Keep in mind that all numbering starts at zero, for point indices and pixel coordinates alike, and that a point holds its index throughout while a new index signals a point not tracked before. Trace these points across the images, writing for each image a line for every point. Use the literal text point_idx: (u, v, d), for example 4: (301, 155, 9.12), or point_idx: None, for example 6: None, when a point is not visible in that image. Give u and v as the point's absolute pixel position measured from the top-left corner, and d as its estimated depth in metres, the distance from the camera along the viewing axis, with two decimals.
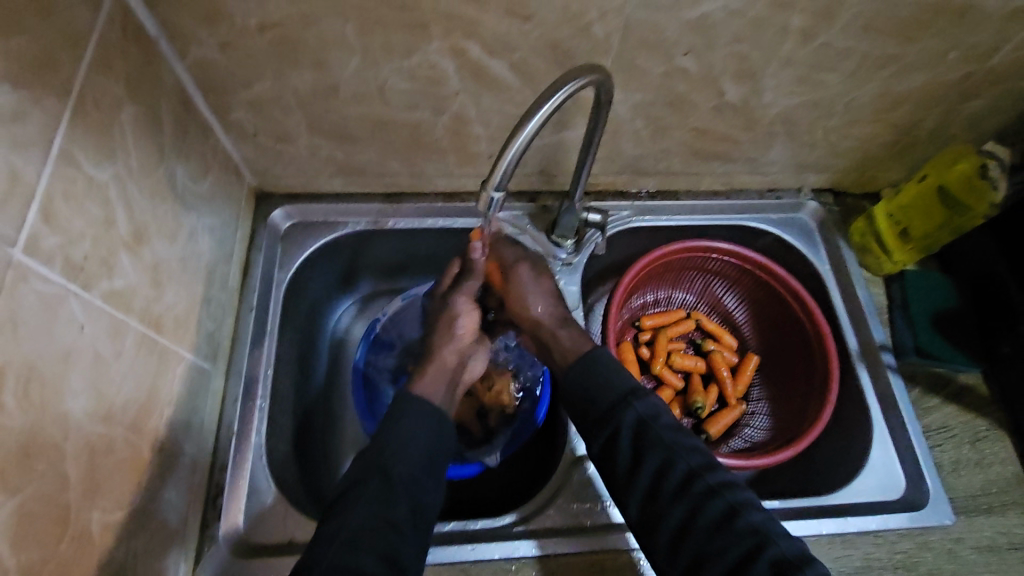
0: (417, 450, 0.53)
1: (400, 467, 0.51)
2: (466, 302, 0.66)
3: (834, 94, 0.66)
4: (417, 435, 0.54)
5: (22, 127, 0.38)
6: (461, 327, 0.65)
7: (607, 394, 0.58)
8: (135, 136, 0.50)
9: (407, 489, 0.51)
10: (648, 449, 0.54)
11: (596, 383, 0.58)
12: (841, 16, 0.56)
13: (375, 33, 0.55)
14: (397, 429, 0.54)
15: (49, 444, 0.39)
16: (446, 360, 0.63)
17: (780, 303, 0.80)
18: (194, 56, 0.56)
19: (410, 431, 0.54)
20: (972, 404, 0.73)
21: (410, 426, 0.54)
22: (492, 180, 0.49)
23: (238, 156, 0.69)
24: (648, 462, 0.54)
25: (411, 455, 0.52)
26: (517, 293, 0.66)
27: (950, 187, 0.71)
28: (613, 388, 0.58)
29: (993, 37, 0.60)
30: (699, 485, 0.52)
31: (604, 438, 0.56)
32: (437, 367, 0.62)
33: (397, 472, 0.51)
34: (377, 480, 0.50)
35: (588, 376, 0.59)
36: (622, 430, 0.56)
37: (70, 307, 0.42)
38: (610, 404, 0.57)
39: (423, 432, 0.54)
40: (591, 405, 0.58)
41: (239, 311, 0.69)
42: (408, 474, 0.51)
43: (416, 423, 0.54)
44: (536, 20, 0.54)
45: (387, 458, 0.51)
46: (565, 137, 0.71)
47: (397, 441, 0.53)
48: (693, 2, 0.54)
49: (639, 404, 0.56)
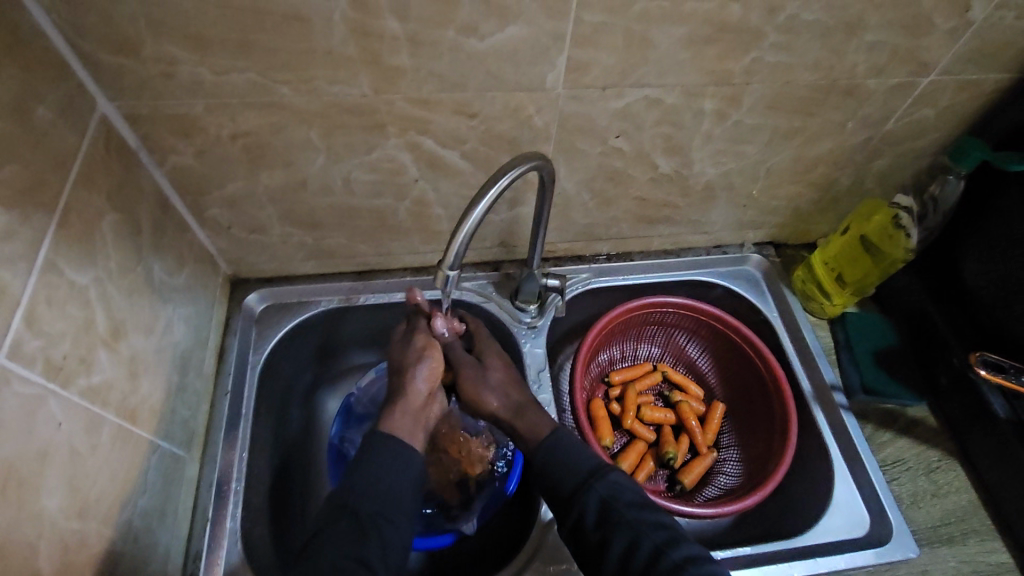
0: (386, 488, 0.57)
1: (368, 505, 0.55)
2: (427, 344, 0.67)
3: (755, 162, 0.74)
4: (384, 475, 0.57)
5: (11, 244, 0.42)
6: (426, 370, 0.66)
7: (571, 474, 0.60)
8: (115, 239, 0.54)
9: (374, 528, 0.54)
10: (613, 528, 0.56)
11: (560, 467, 0.61)
12: (747, 99, 0.64)
13: (338, 135, 0.61)
14: (365, 470, 0.57)
15: (24, 541, 0.40)
16: (415, 398, 0.65)
17: (737, 350, 0.84)
18: (172, 163, 0.61)
19: (377, 470, 0.57)
20: (923, 436, 0.77)
21: (377, 466, 0.58)
22: (446, 261, 0.53)
23: (213, 248, 0.73)
24: (615, 541, 0.55)
25: (379, 494, 0.56)
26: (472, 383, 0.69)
27: (871, 236, 0.79)
28: (578, 468, 0.60)
29: (882, 108, 0.69)
30: (666, 562, 0.53)
31: (572, 520, 0.58)
32: (404, 405, 0.64)
33: (365, 511, 0.55)
34: (347, 520, 0.54)
35: (555, 461, 0.61)
36: (587, 511, 0.57)
37: (49, 407, 0.44)
38: (574, 485, 0.59)
39: (391, 471, 0.58)
40: (557, 485, 0.60)
41: (214, 397, 0.71)
42: (376, 513, 0.55)
43: (385, 462, 0.58)
44: (481, 116, 0.61)
45: (355, 497, 0.55)
46: (520, 212, 0.77)
47: (365, 482, 0.56)
48: (617, 94, 0.61)
49: (600, 484, 0.59)
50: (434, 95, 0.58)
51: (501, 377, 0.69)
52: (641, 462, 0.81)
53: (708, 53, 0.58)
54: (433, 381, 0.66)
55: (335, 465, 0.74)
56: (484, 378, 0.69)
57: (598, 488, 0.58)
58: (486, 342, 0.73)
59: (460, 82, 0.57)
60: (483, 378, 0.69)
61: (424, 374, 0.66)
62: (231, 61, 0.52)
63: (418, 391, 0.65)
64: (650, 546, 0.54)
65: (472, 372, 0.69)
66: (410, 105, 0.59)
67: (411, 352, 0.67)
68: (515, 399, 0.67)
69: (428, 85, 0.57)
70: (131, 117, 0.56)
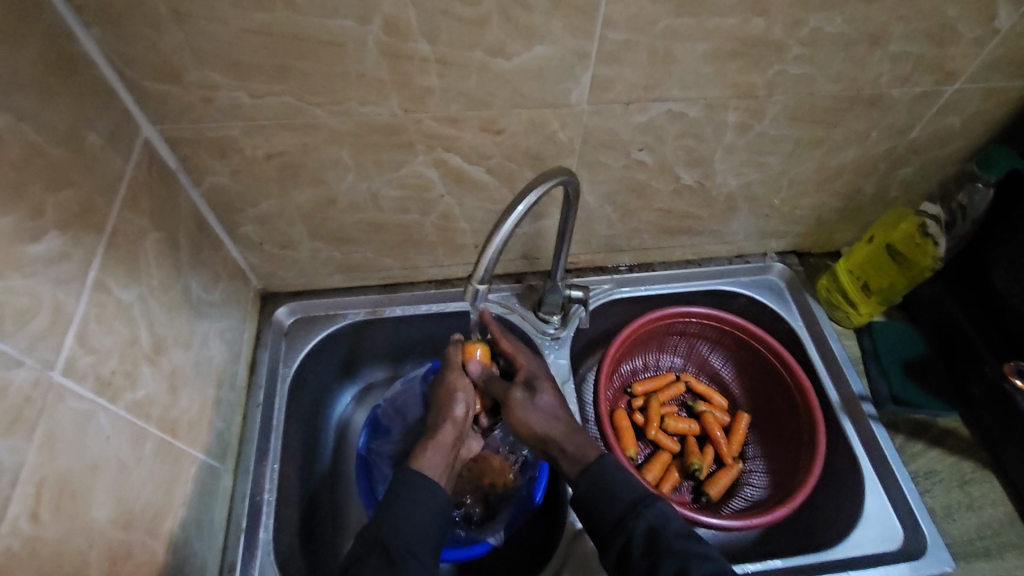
0: (416, 523, 0.55)
1: (398, 540, 0.53)
2: (464, 377, 0.67)
3: (778, 172, 0.74)
4: (414, 508, 0.55)
5: (65, 264, 0.44)
6: (461, 408, 0.64)
7: (616, 502, 0.58)
8: (156, 258, 0.56)
9: (403, 563, 0.52)
10: (661, 556, 0.53)
11: (602, 493, 0.59)
12: (769, 111, 0.65)
13: (367, 154, 0.63)
14: (398, 502, 0.55)
15: (76, 551, 0.42)
16: (445, 436, 0.63)
17: (762, 361, 0.84)
18: (208, 183, 0.64)
19: (409, 503, 0.55)
20: (955, 447, 0.76)
21: (409, 497, 0.56)
22: (477, 275, 0.54)
23: (245, 263, 0.75)
24: (664, 569, 0.52)
25: (409, 531, 0.54)
26: (520, 410, 0.64)
27: (898, 246, 0.79)
28: (624, 494, 0.58)
29: (906, 117, 0.68)
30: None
31: (617, 551, 0.56)
32: (437, 444, 0.62)
33: (396, 546, 0.53)
34: (379, 557, 0.52)
35: (599, 490, 0.59)
36: (634, 539, 0.55)
37: (99, 421, 0.46)
38: (617, 516, 0.57)
39: (420, 501, 0.56)
40: (602, 514, 0.58)
41: (246, 409, 0.73)
42: (406, 549, 0.53)
43: (418, 496, 0.56)
44: (506, 132, 0.62)
45: (384, 533, 0.53)
46: (543, 226, 0.78)
47: (396, 515, 0.55)
48: (641, 108, 0.62)
49: (648, 512, 0.56)
50: (462, 113, 0.60)
51: (552, 401, 0.65)
52: (666, 473, 0.80)
53: (731, 66, 0.59)
54: (467, 418, 0.65)
55: (363, 477, 0.74)
56: (535, 400, 0.65)
57: (644, 515, 0.56)
58: (533, 362, 0.69)
59: (487, 100, 0.59)
60: (534, 401, 0.65)
61: (458, 413, 0.64)
62: (269, 85, 0.54)
63: (452, 429, 0.63)
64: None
65: (521, 395, 0.65)
66: (437, 123, 0.60)
67: (447, 390, 0.66)
68: (567, 420, 0.64)
69: (456, 104, 0.59)
70: (172, 140, 0.58)
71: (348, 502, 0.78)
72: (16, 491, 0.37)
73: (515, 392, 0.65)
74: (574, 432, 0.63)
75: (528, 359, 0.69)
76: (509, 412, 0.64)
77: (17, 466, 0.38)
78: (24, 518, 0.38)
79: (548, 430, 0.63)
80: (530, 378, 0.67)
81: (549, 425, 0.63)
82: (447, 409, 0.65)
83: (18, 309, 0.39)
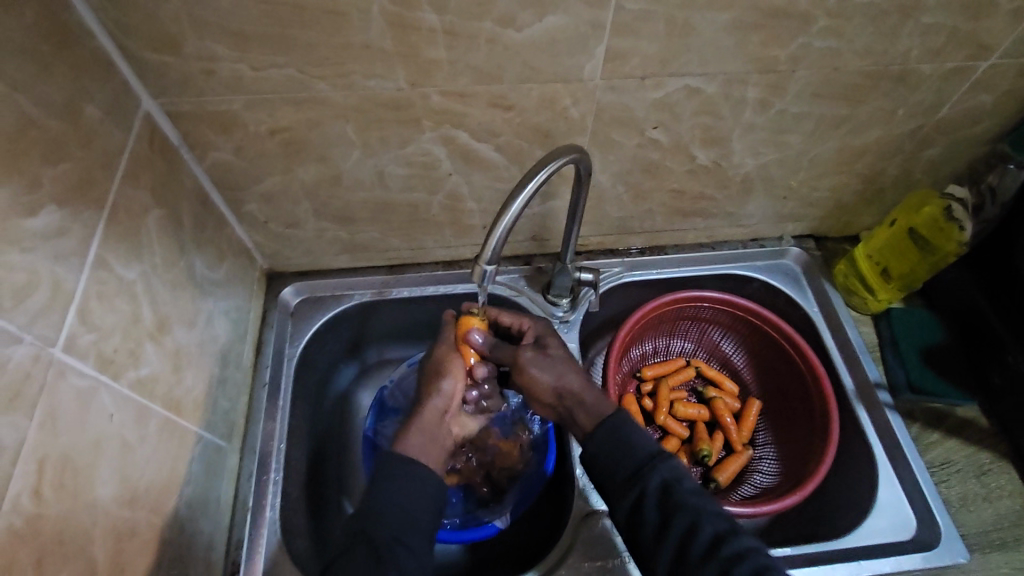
0: (401, 513, 0.54)
1: (384, 531, 0.52)
2: (452, 354, 0.65)
3: (798, 152, 0.71)
4: (400, 497, 0.54)
5: (64, 240, 0.43)
6: (449, 386, 0.63)
7: (627, 458, 0.57)
8: (159, 235, 0.56)
9: (389, 555, 0.51)
10: (673, 517, 0.53)
11: (616, 447, 0.57)
12: (791, 87, 0.62)
13: (373, 130, 0.61)
14: (383, 490, 0.55)
15: (79, 529, 0.42)
16: (431, 414, 0.62)
17: (774, 347, 0.82)
18: (212, 159, 0.62)
19: (395, 493, 0.54)
20: (974, 437, 0.74)
21: (395, 488, 0.54)
22: (484, 255, 0.53)
23: (250, 242, 0.75)
24: (676, 521, 0.52)
25: (393, 520, 0.53)
26: (533, 366, 0.62)
27: (920, 229, 0.76)
28: (638, 448, 0.57)
29: (936, 94, 0.65)
30: (726, 550, 0.51)
31: (630, 503, 0.55)
32: (419, 423, 0.62)
33: (381, 536, 0.52)
34: (365, 549, 0.51)
35: (604, 454, 0.57)
36: (648, 494, 0.54)
37: (101, 399, 0.45)
38: (631, 469, 0.56)
39: (403, 487, 0.55)
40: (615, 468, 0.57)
41: (252, 390, 0.72)
42: (392, 539, 0.52)
43: (403, 487, 0.55)
44: (516, 108, 0.60)
45: (370, 522, 0.52)
46: (553, 206, 0.76)
47: (382, 506, 0.53)
48: (656, 84, 0.60)
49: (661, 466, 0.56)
50: (470, 87, 0.58)
51: (563, 355, 0.64)
52: (674, 458, 0.79)
53: (752, 39, 0.56)
54: (456, 395, 0.64)
55: (368, 456, 0.75)
56: (546, 355, 0.63)
57: (658, 470, 0.55)
58: (538, 323, 0.68)
59: (496, 74, 0.56)
60: (546, 355, 0.63)
61: (447, 390, 0.63)
62: (271, 57, 0.53)
63: (435, 410, 0.63)
64: (712, 531, 0.52)
65: (531, 351, 0.63)
66: (445, 98, 0.58)
67: (433, 367, 0.64)
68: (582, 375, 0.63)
69: (464, 78, 0.57)
70: (173, 114, 0.57)
71: (354, 483, 0.77)
72: (17, 469, 0.37)
73: (523, 349, 0.64)
74: (587, 389, 0.62)
75: (534, 321, 0.68)
76: (520, 372, 0.63)
77: (18, 443, 0.37)
78: (25, 495, 0.37)
79: (563, 382, 0.62)
80: (537, 336, 0.67)
81: (564, 377, 0.62)
82: (432, 388, 0.64)
83: (16, 285, 0.38)
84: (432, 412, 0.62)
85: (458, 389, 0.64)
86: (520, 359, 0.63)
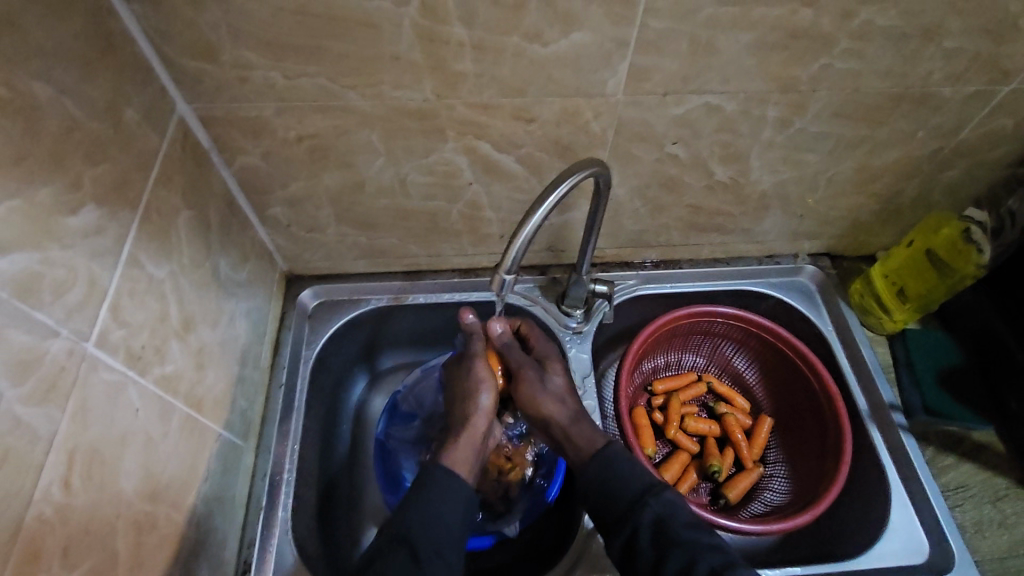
0: (445, 526, 0.54)
1: (428, 543, 0.53)
2: (488, 369, 0.65)
3: (816, 171, 0.72)
4: (444, 510, 0.55)
5: (101, 238, 0.44)
6: (486, 402, 0.64)
7: (623, 500, 0.57)
8: (188, 236, 0.57)
9: (432, 568, 0.52)
10: (659, 551, 0.53)
11: (606, 486, 0.58)
12: (811, 106, 0.63)
13: (397, 139, 0.62)
14: (422, 503, 0.55)
15: (103, 520, 0.43)
16: (476, 429, 0.62)
17: (788, 365, 0.82)
18: (240, 163, 0.64)
19: (438, 505, 0.55)
20: (987, 462, 0.74)
21: (439, 499, 0.55)
22: (504, 263, 0.54)
23: (272, 245, 0.76)
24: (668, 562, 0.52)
25: (437, 533, 0.54)
26: (529, 384, 0.65)
27: (938, 251, 0.76)
28: (630, 482, 0.58)
29: (956, 117, 0.66)
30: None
31: (627, 542, 0.55)
32: (466, 437, 0.62)
33: (425, 548, 0.52)
34: (405, 556, 0.52)
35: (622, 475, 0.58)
36: (642, 529, 0.55)
37: (129, 394, 0.47)
38: (619, 508, 0.56)
39: (445, 506, 0.55)
40: (610, 503, 0.57)
41: (269, 390, 0.73)
42: (435, 552, 0.53)
43: (448, 499, 0.56)
44: (539, 121, 0.61)
45: (414, 533, 0.53)
46: (570, 218, 0.77)
47: (426, 517, 0.54)
48: (678, 100, 0.61)
49: (653, 505, 0.56)
50: (495, 100, 0.59)
51: (561, 383, 0.67)
52: (684, 473, 0.79)
53: (775, 59, 0.57)
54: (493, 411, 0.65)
55: (380, 464, 0.76)
56: (546, 380, 0.66)
57: (646, 504, 0.56)
58: (542, 343, 0.71)
59: (520, 87, 0.58)
60: (545, 380, 0.66)
61: (486, 407, 0.64)
62: (303, 66, 0.54)
63: (479, 425, 0.63)
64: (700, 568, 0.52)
65: (532, 373, 0.66)
66: (469, 110, 0.60)
67: (474, 380, 0.65)
68: (573, 407, 0.65)
69: (489, 90, 0.58)
70: (206, 119, 0.58)
71: (365, 486, 0.78)
72: (49, 459, 0.38)
73: (528, 367, 0.66)
74: (578, 419, 0.64)
75: (539, 340, 0.71)
76: (519, 386, 0.65)
77: (51, 434, 0.38)
78: (56, 486, 0.38)
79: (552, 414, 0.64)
80: (541, 359, 0.69)
81: (557, 405, 0.64)
82: (473, 400, 0.64)
83: (55, 280, 0.40)
84: (477, 427, 0.63)
85: (495, 405, 0.65)
86: (522, 380, 0.65)
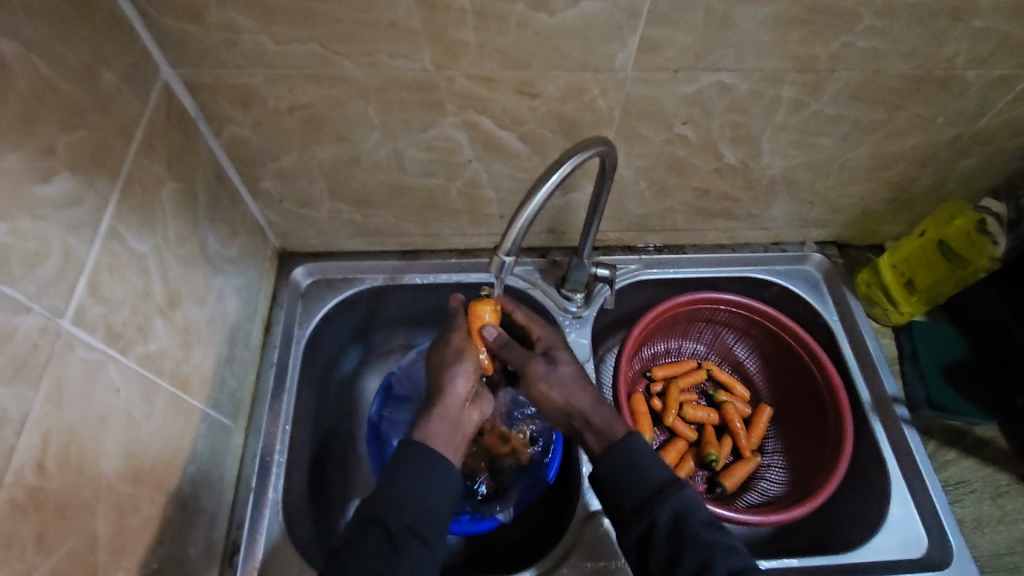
0: (419, 501, 0.53)
1: (400, 520, 0.51)
2: (469, 340, 0.64)
3: (829, 156, 0.69)
4: (418, 484, 0.53)
5: (78, 209, 0.42)
6: (466, 369, 0.62)
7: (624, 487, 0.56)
8: (173, 209, 0.55)
9: (405, 544, 0.50)
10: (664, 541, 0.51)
11: (615, 478, 0.57)
12: (828, 88, 0.60)
13: (394, 111, 0.59)
14: (398, 477, 0.54)
15: (82, 503, 0.41)
16: (453, 401, 0.61)
17: (791, 355, 0.80)
18: (229, 133, 0.61)
19: (415, 481, 0.53)
20: (991, 457, 0.73)
21: (412, 475, 0.54)
22: (503, 246, 0.51)
23: (264, 220, 0.74)
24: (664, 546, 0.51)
25: (411, 509, 0.52)
26: (540, 379, 0.63)
27: (951, 242, 0.73)
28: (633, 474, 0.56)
29: (979, 102, 0.63)
30: None
31: (638, 533, 0.54)
32: (442, 410, 0.60)
33: (398, 525, 0.51)
34: (379, 536, 0.50)
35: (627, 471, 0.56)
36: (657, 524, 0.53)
37: (109, 372, 0.45)
38: (616, 504, 0.56)
39: (420, 484, 0.53)
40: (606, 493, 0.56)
41: (260, 368, 0.72)
42: (407, 529, 0.51)
43: (424, 477, 0.54)
44: (543, 96, 0.59)
45: (388, 509, 0.52)
46: (572, 199, 0.74)
47: (399, 494, 0.52)
48: (690, 78, 0.58)
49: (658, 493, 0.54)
50: (497, 72, 0.56)
51: (570, 372, 0.64)
52: (681, 461, 0.78)
53: (793, 36, 0.54)
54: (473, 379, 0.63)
55: (374, 444, 0.74)
56: (551, 370, 0.63)
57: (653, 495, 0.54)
58: (546, 330, 0.69)
59: (525, 59, 0.55)
60: (552, 367, 0.64)
61: (462, 376, 0.62)
62: (294, 31, 0.51)
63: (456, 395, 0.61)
64: (711, 563, 0.50)
65: (541, 365, 0.64)
66: (471, 82, 0.57)
67: (450, 351, 0.64)
68: (590, 393, 0.62)
69: (492, 62, 0.55)
70: (191, 84, 0.55)
71: (358, 469, 0.77)
72: (21, 442, 0.36)
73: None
74: (599, 403, 0.62)
75: (545, 329, 0.69)
76: (528, 382, 0.64)
77: (23, 416, 0.36)
78: (28, 468, 0.37)
79: (568, 401, 0.62)
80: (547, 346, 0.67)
81: (575, 395, 0.62)
82: (449, 371, 0.62)
83: (26, 253, 0.38)
84: (454, 398, 0.61)
85: (476, 372, 0.63)
86: (531, 372, 0.64)
